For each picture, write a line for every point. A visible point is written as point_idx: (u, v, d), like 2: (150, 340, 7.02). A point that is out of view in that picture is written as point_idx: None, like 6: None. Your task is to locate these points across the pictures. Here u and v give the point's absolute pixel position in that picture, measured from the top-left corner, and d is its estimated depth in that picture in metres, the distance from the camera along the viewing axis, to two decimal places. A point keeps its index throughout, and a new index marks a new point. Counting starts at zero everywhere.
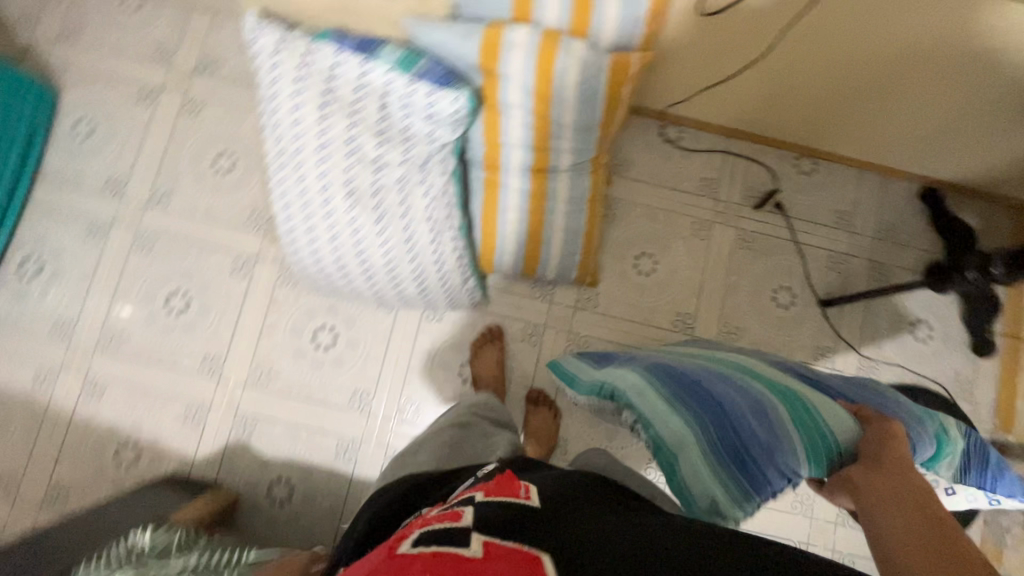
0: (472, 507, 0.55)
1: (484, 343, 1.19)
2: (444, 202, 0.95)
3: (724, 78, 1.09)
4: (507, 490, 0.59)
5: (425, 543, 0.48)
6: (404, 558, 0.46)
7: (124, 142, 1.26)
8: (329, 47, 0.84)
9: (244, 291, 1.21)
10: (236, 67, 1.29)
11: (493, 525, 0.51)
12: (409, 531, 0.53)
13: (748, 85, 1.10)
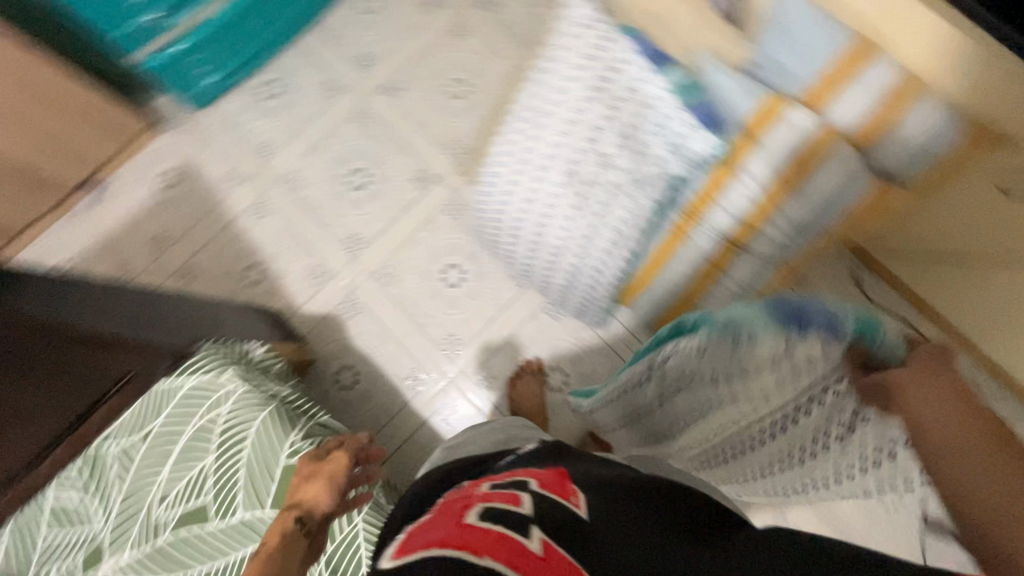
0: (529, 496, 0.52)
1: (527, 373, 1.17)
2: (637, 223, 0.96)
3: (965, 258, 0.98)
4: (561, 485, 0.56)
5: (493, 521, 0.46)
6: (473, 538, 0.43)
7: (392, 30, 1.39)
8: (627, 45, 0.88)
9: (412, 199, 1.30)
10: (512, 15, 1.37)
11: (555, 528, 0.48)
12: (465, 503, 0.51)
13: (987, 283, 0.98)
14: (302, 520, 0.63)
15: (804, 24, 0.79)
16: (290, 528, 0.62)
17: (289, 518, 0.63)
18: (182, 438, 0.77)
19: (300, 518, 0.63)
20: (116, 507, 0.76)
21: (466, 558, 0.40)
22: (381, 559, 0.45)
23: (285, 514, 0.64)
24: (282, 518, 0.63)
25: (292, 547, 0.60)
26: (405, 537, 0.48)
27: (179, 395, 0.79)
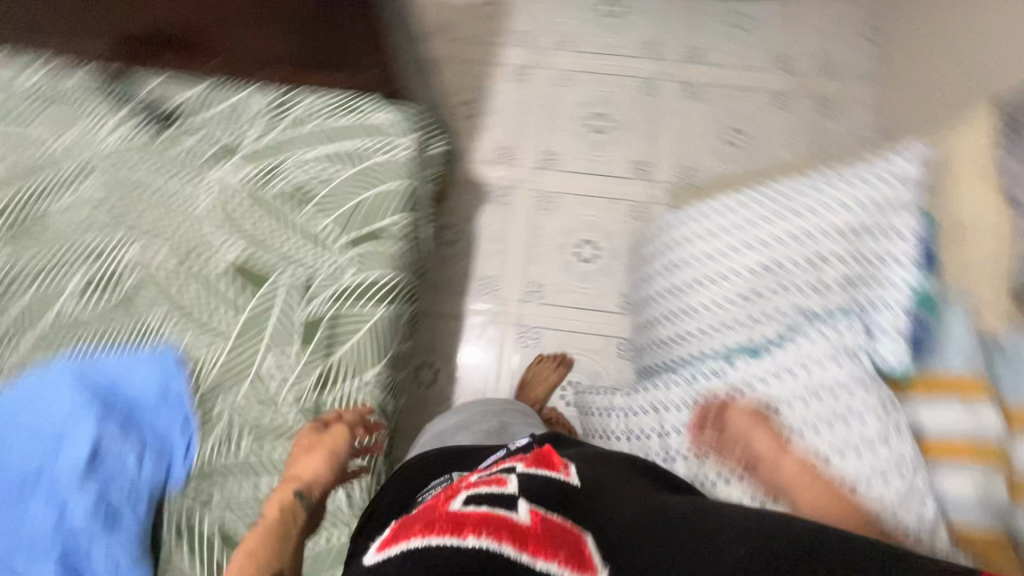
0: (516, 478, 0.56)
1: (551, 360, 1.14)
2: None
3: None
4: (548, 464, 0.61)
5: (478, 504, 0.49)
6: (459, 525, 0.46)
7: (735, 55, 1.40)
8: (910, 223, 0.86)
9: (618, 177, 1.33)
10: (834, 129, 1.33)
11: (541, 500, 0.52)
12: (449, 492, 0.54)
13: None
14: (302, 493, 0.63)
15: None
16: (286, 509, 0.61)
17: (291, 493, 0.63)
18: (341, 144, 0.86)
19: (297, 495, 0.62)
20: (264, 141, 0.87)
21: (454, 542, 0.44)
22: (369, 557, 0.49)
23: (286, 488, 0.63)
24: (281, 497, 0.62)
25: (288, 529, 0.59)
26: (392, 528, 0.52)
27: (369, 119, 0.88)
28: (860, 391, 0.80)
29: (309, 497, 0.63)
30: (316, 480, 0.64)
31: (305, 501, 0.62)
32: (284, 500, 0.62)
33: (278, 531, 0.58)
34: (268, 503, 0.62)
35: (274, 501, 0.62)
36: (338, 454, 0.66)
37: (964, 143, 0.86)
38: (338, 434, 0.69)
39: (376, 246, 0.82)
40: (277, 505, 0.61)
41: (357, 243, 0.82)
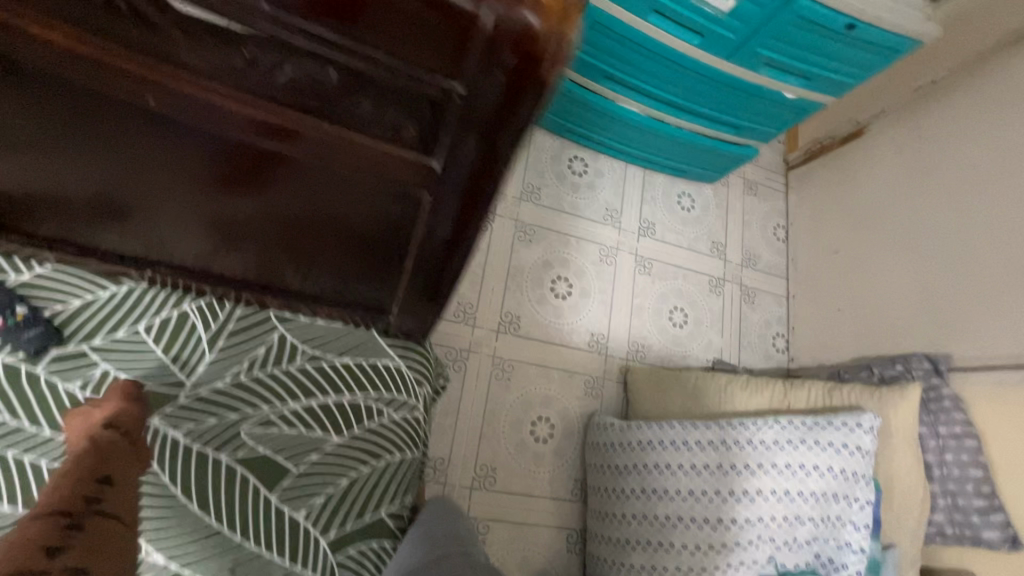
0: None
1: None
2: None
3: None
4: None
5: None
6: None
7: (683, 234, 1.47)
8: (870, 495, 0.93)
9: (575, 348, 1.28)
10: (753, 318, 1.48)
11: None
12: None
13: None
14: (104, 483, 0.44)
15: None
16: (84, 487, 0.42)
17: (82, 496, 0.41)
18: (335, 399, 0.64)
19: (89, 500, 0.41)
20: (218, 383, 0.60)
21: None
22: None
23: (86, 481, 0.43)
24: (91, 467, 0.45)
25: (77, 485, 0.42)
26: None
27: (377, 364, 0.67)
28: None
29: (110, 498, 0.43)
30: (120, 480, 0.46)
31: (106, 483, 0.44)
32: (86, 491, 0.42)
33: (63, 505, 0.40)
34: (46, 487, 0.42)
35: (87, 479, 0.43)
36: (122, 453, 0.48)
37: (902, 417, 0.99)
38: (109, 447, 0.48)
39: (371, 543, 0.62)
40: (71, 484, 0.42)
41: (345, 542, 0.60)
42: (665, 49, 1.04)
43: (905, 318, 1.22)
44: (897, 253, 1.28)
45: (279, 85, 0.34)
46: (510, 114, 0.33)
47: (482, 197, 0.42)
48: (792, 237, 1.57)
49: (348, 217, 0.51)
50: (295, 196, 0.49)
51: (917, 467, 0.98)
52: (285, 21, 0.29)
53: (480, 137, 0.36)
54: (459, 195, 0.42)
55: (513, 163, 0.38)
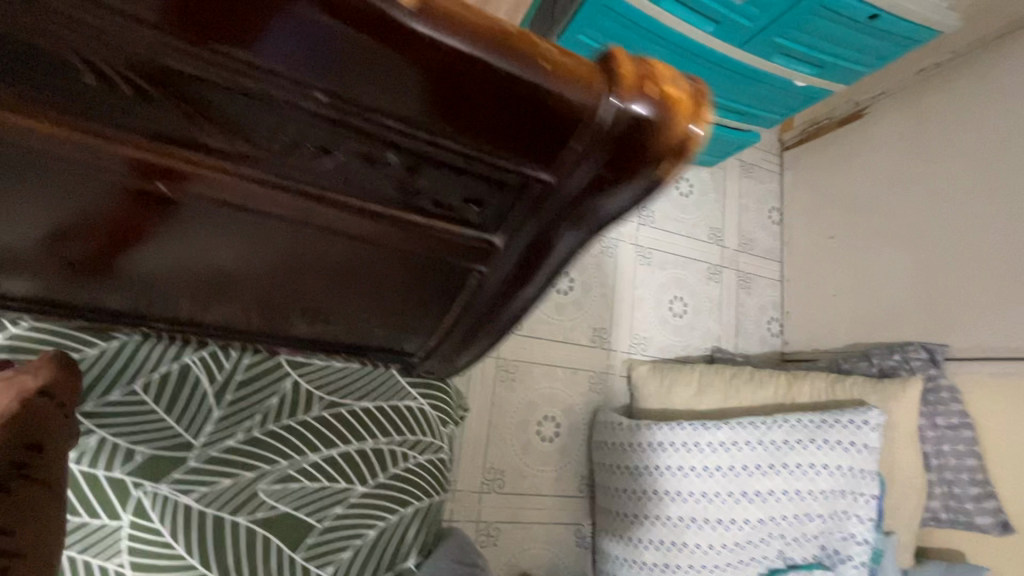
0: None
1: None
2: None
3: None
4: None
5: None
6: None
7: (680, 220, 1.44)
8: (875, 489, 0.96)
9: (578, 343, 1.26)
10: (749, 304, 1.49)
11: None
12: None
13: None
14: None
15: None
16: None
17: None
18: (358, 445, 0.60)
19: None
20: (229, 440, 0.55)
21: None
22: None
23: None
24: None
25: None
26: None
27: (399, 405, 0.64)
28: None
29: None
30: None
31: None
32: None
33: None
34: None
35: None
36: None
37: (904, 411, 1.02)
38: None
39: None
40: None
41: None
42: (681, 40, 0.97)
43: (901, 307, 1.24)
44: (894, 241, 1.29)
45: (322, 168, 0.29)
46: (601, 206, 0.29)
47: (543, 271, 0.37)
48: (787, 220, 1.56)
49: (375, 279, 0.45)
50: (316, 262, 0.42)
51: (917, 458, 1.01)
52: (348, 111, 0.24)
53: (556, 223, 0.31)
54: (515, 268, 0.37)
55: (588, 244, 0.34)
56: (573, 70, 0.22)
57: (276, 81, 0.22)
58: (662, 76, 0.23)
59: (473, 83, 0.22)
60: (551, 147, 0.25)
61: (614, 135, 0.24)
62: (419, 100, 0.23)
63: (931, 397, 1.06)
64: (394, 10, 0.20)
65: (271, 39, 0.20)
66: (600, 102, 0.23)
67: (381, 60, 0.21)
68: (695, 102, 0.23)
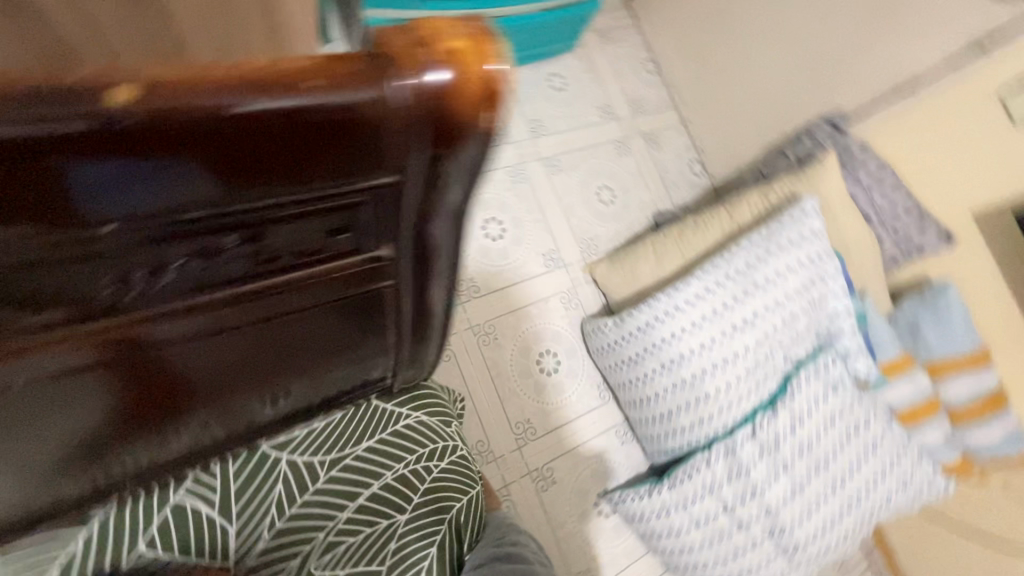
0: None
1: None
2: (764, 396, 1.04)
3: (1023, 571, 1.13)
4: None
5: None
6: None
7: (568, 115, 1.44)
8: (835, 263, 1.04)
9: (536, 274, 1.27)
10: (667, 160, 1.51)
11: None
12: None
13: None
14: None
15: (951, 306, 1.05)
16: None
17: None
18: (382, 479, 0.61)
19: None
20: (260, 542, 0.55)
21: None
22: None
23: None
24: None
25: None
26: None
27: (400, 423, 0.64)
28: (861, 410, 1.01)
29: None
30: None
31: None
32: None
33: None
34: None
35: None
36: None
37: (829, 184, 1.08)
38: None
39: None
40: None
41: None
42: None
43: (793, 95, 1.28)
44: (759, 38, 1.32)
45: (172, 282, 0.27)
46: (461, 181, 0.27)
47: (451, 252, 0.35)
48: (663, 66, 1.55)
49: (303, 339, 0.43)
50: (237, 352, 0.40)
51: (857, 217, 1.09)
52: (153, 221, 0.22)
53: (425, 209, 0.29)
54: (421, 264, 0.35)
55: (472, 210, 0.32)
56: (341, 71, 0.20)
57: (68, 230, 0.21)
58: (430, 32, 0.21)
59: (249, 139, 0.20)
60: (378, 153, 0.23)
61: (420, 114, 0.22)
62: (213, 175, 0.21)
63: (849, 160, 1.12)
64: (119, 114, 0.18)
65: (35, 198, 0.19)
66: (394, 88, 0.21)
67: (166, 167, 0.20)
68: (480, 44, 0.22)
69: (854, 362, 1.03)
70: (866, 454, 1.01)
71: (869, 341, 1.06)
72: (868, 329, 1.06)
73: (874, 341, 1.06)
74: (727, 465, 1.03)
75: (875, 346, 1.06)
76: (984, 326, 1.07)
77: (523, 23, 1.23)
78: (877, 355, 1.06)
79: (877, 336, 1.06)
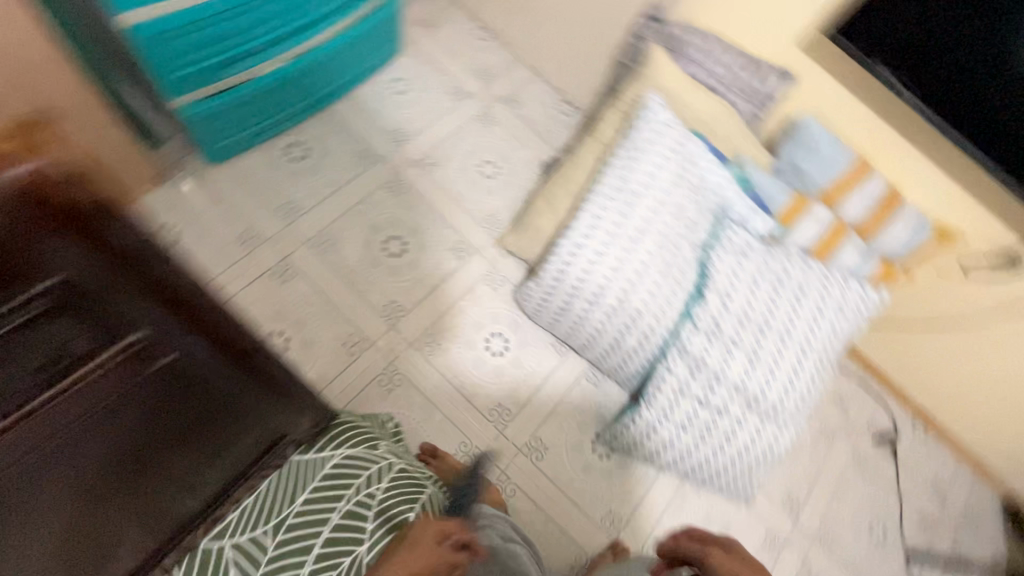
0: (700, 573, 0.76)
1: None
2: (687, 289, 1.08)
3: (958, 335, 1.23)
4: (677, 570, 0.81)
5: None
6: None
7: (424, 112, 1.46)
8: (697, 142, 1.07)
9: (453, 270, 1.29)
10: (535, 113, 1.53)
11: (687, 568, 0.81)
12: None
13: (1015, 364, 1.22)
14: None
15: (815, 136, 1.09)
16: None
17: None
18: (326, 528, 0.62)
19: None
20: None
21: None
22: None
23: None
24: None
25: None
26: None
27: (325, 463, 0.68)
28: (775, 262, 1.05)
29: None
30: None
31: None
32: None
33: None
34: None
35: None
36: None
37: (665, 73, 1.11)
38: None
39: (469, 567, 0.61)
40: None
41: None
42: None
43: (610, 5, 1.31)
44: None
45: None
46: (104, 220, 0.49)
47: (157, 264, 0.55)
48: (494, 28, 1.58)
49: (126, 382, 0.61)
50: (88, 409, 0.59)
51: (705, 91, 1.12)
52: None
53: (96, 243, 0.50)
54: (145, 282, 0.55)
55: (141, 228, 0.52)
56: None
57: None
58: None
59: None
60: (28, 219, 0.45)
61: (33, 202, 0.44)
62: None
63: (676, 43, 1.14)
64: None
65: None
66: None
67: None
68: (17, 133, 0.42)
69: (752, 224, 1.07)
70: (796, 300, 1.05)
71: (759, 199, 1.09)
72: (754, 188, 1.10)
73: (764, 196, 1.09)
74: (680, 365, 1.07)
75: (766, 201, 1.10)
76: (854, 140, 1.11)
77: (313, 60, 1.18)
78: (772, 207, 1.09)
79: (764, 191, 1.09)
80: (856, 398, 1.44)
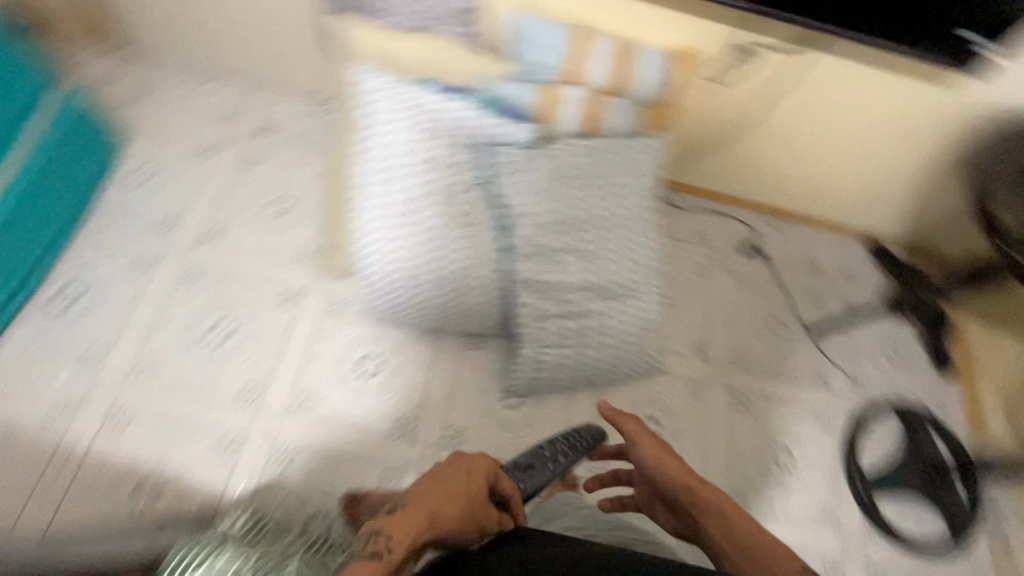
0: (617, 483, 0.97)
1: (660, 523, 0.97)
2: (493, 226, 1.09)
3: (751, 132, 1.33)
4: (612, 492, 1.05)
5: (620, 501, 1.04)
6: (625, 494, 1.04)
7: (182, 187, 1.35)
8: (424, 89, 1.04)
9: (290, 322, 1.24)
10: (296, 127, 1.45)
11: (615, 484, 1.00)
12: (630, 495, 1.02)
13: (803, 130, 1.31)
14: None
15: (528, 28, 1.08)
16: None
17: None
18: None
19: None
20: None
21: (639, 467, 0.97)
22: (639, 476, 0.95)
23: None
24: None
25: None
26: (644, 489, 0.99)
27: None
28: (551, 162, 1.07)
29: None
30: None
31: None
32: None
33: None
34: None
35: None
36: None
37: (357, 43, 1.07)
38: None
39: None
40: None
41: None
42: None
43: None
44: None
45: None
46: None
47: None
48: (210, 66, 1.45)
49: None
50: None
51: (406, 38, 1.07)
52: None
53: None
54: None
55: None
56: None
57: None
58: None
59: None
60: None
61: None
62: None
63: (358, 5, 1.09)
64: None
65: None
66: None
67: None
68: None
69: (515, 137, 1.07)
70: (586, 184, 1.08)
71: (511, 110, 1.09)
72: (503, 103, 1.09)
73: (515, 106, 1.09)
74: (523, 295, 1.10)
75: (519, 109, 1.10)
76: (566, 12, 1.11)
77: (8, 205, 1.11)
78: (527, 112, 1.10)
79: (512, 101, 1.09)
80: (712, 226, 1.51)
